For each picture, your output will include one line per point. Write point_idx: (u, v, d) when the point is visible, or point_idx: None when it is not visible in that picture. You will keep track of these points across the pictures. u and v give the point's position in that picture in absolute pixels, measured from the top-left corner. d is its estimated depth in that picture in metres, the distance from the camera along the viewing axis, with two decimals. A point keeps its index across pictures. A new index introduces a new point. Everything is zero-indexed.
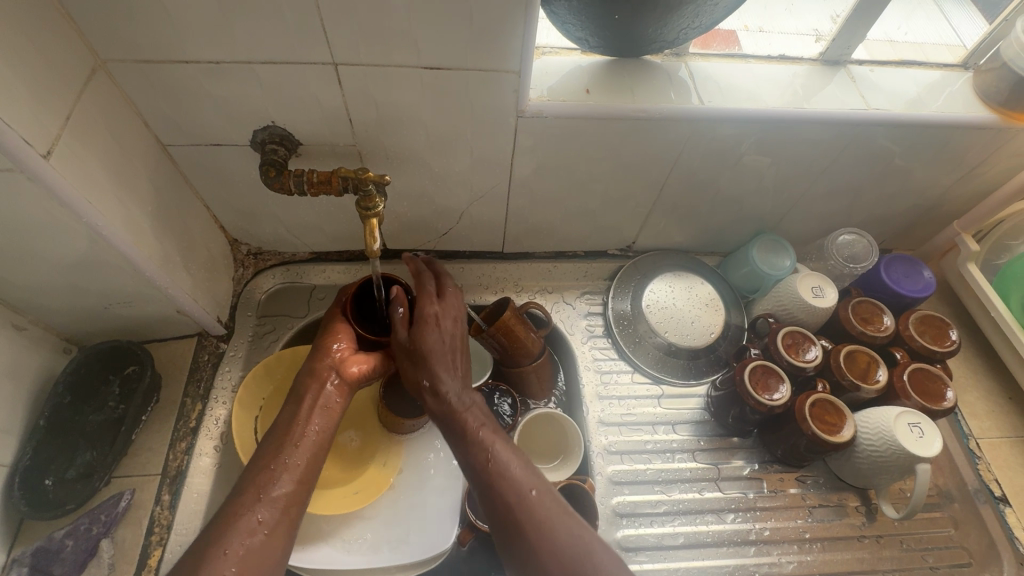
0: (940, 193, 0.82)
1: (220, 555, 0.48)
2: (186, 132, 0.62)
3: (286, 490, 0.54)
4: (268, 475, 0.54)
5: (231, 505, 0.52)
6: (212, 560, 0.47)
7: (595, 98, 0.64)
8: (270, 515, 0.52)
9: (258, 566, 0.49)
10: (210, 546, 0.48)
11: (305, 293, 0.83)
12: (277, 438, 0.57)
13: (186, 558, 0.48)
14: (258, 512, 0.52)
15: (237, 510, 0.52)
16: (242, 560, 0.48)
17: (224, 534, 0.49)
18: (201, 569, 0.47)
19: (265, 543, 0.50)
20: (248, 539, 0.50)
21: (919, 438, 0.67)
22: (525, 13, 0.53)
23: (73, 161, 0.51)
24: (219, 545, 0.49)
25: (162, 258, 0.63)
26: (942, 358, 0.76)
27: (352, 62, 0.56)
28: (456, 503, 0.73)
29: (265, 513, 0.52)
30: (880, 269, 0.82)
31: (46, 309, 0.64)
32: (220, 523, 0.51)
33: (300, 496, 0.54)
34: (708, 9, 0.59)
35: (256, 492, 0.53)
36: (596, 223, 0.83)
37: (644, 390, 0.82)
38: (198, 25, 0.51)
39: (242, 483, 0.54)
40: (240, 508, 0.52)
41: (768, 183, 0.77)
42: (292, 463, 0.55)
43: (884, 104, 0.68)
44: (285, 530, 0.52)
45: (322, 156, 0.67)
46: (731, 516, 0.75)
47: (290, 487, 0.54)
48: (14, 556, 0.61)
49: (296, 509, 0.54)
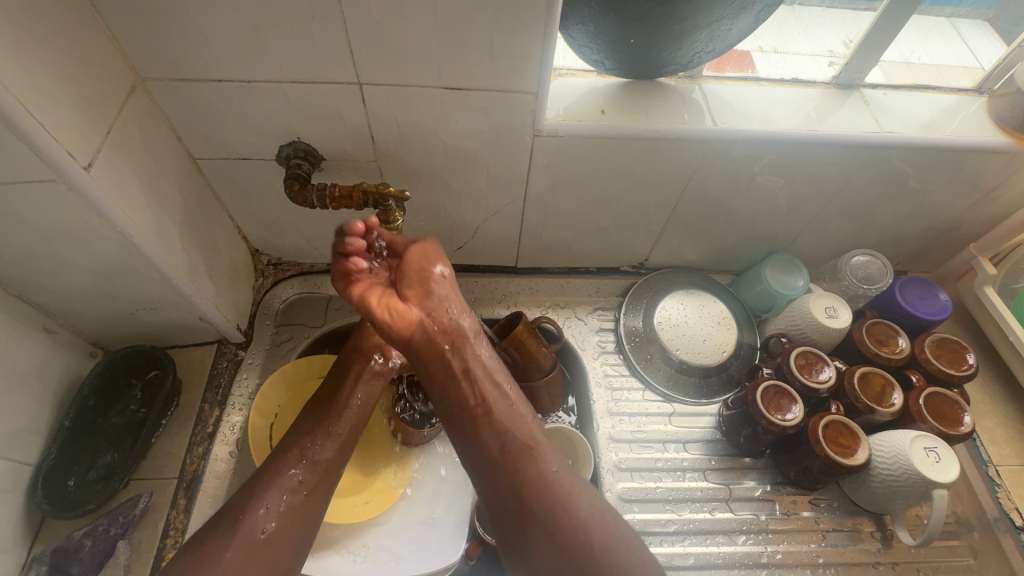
0: (955, 215, 0.82)
1: (262, 509, 0.57)
2: (217, 147, 0.65)
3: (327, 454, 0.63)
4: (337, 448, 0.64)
5: (276, 462, 0.61)
6: (254, 514, 0.57)
7: (610, 118, 0.66)
8: (309, 477, 0.61)
9: (297, 521, 0.59)
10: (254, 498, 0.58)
11: (322, 304, 0.85)
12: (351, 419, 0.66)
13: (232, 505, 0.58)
14: (295, 470, 0.61)
15: (280, 468, 0.60)
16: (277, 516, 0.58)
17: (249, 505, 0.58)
18: (241, 521, 0.56)
19: (304, 500, 0.60)
20: (298, 483, 0.60)
21: (936, 463, 0.66)
22: (543, 36, 0.54)
23: (112, 174, 0.54)
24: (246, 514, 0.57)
25: (188, 267, 0.66)
26: (960, 382, 0.74)
27: (377, 83, 0.58)
28: (464, 519, 0.73)
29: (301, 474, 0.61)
30: (895, 290, 0.81)
31: (76, 313, 0.66)
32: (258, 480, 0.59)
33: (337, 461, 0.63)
34: (722, 33, 0.61)
35: (311, 459, 0.62)
36: (609, 239, 0.84)
37: (656, 408, 0.82)
38: (233, 46, 0.54)
39: (272, 462, 0.61)
40: (299, 461, 0.61)
41: (781, 203, 0.78)
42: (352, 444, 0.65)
43: (897, 126, 0.69)
44: (321, 493, 0.61)
45: (344, 171, 0.69)
46: (742, 538, 0.74)
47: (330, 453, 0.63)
48: (34, 555, 0.63)
49: (329, 475, 0.62)
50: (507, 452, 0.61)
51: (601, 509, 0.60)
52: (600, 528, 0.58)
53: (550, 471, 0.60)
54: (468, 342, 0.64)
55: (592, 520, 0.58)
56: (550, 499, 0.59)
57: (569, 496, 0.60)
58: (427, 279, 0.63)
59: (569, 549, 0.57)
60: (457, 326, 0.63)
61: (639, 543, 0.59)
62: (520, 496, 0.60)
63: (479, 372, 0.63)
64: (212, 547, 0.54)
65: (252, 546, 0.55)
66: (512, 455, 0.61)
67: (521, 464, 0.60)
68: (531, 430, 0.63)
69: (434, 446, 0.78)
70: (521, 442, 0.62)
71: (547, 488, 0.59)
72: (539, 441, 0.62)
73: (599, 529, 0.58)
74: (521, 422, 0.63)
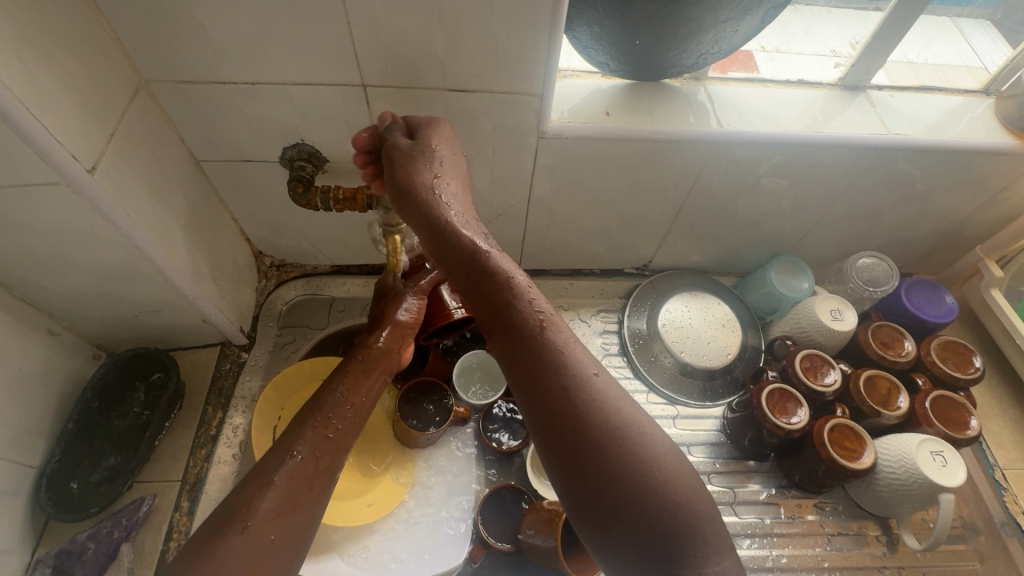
0: (962, 217, 0.81)
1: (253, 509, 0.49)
2: (221, 149, 0.65)
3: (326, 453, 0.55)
4: (344, 415, 0.58)
5: (270, 457, 0.54)
6: (248, 513, 0.49)
7: (615, 120, 0.65)
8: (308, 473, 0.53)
9: (294, 525, 0.50)
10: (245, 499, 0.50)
11: (326, 306, 0.85)
12: (353, 379, 0.61)
13: (232, 495, 0.50)
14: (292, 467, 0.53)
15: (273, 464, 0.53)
16: (285, 496, 0.51)
17: (251, 491, 0.50)
18: (229, 525, 0.48)
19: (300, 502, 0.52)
20: (306, 458, 0.54)
21: (942, 467, 0.66)
22: (549, 37, 0.54)
23: (115, 176, 0.53)
24: (251, 498, 0.50)
25: (192, 268, 0.66)
26: (966, 385, 0.74)
27: (381, 85, 0.58)
28: (468, 522, 0.73)
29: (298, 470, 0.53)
30: (901, 293, 0.81)
31: (80, 315, 0.66)
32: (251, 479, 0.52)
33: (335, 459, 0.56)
34: (728, 35, 0.60)
35: (319, 430, 0.56)
36: (614, 241, 0.84)
37: (660, 410, 0.82)
38: (237, 48, 0.54)
39: (265, 460, 0.54)
40: (303, 436, 0.55)
41: (786, 205, 0.77)
42: (360, 410, 0.60)
43: (904, 128, 0.69)
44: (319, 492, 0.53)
45: (348, 173, 0.69)
46: (747, 541, 0.74)
47: (330, 452, 0.56)
48: (37, 558, 0.62)
49: (337, 448, 0.57)
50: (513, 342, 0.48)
51: (641, 419, 0.46)
52: (638, 440, 0.45)
53: (570, 361, 0.47)
54: (456, 211, 0.51)
55: (629, 433, 0.45)
56: (578, 409, 0.45)
57: (598, 396, 0.46)
58: (409, 147, 0.54)
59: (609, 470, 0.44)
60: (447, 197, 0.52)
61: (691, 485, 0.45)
62: (532, 393, 0.47)
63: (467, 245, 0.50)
64: (199, 551, 0.46)
65: (266, 530, 0.48)
66: (522, 344, 0.48)
67: (529, 353, 0.47)
68: (543, 311, 0.49)
69: (437, 448, 0.78)
70: (532, 327, 0.48)
71: (569, 384, 0.46)
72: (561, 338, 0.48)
73: (638, 441, 0.45)
74: (530, 302, 0.49)
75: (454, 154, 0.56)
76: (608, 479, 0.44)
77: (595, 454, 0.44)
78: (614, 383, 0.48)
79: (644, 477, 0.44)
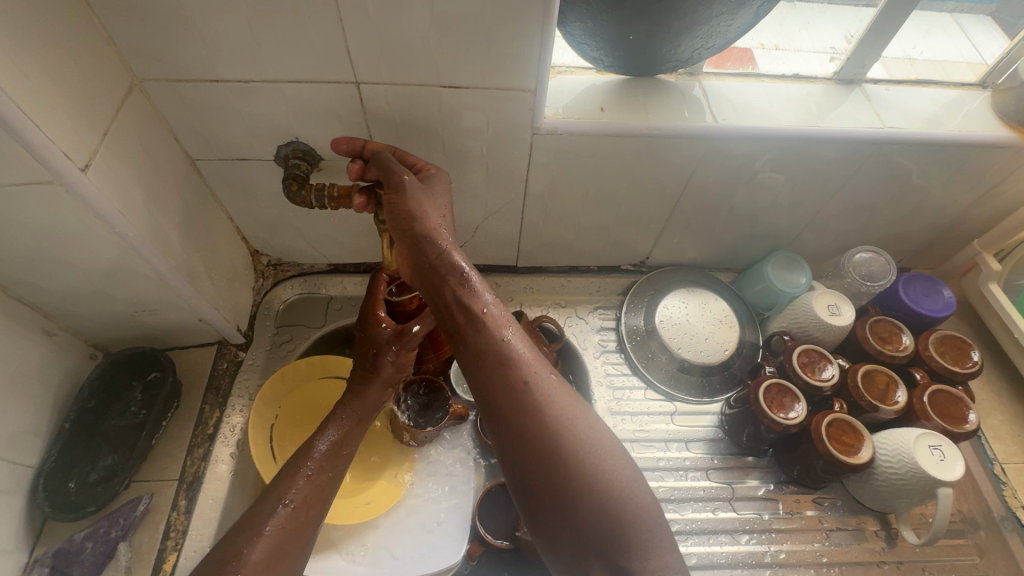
0: (959, 211, 0.81)
1: (238, 558, 0.49)
2: (215, 148, 0.65)
3: (313, 499, 0.55)
4: (334, 465, 0.58)
5: (257, 507, 0.54)
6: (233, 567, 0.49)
7: (609, 116, 0.65)
8: (293, 521, 0.53)
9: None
10: (233, 549, 0.50)
11: (322, 304, 0.85)
12: (345, 429, 0.60)
13: (221, 545, 0.51)
14: (277, 517, 0.53)
15: (259, 513, 0.53)
16: (274, 549, 0.51)
17: (241, 540, 0.51)
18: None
19: (284, 550, 0.52)
20: (296, 507, 0.54)
21: (940, 461, 0.65)
22: (541, 33, 0.54)
23: (108, 175, 0.53)
24: (241, 548, 0.50)
25: (187, 268, 0.66)
26: (964, 379, 0.74)
27: (374, 82, 0.58)
28: (466, 519, 0.73)
29: (284, 519, 0.53)
30: (898, 287, 0.81)
31: (76, 315, 0.66)
32: (238, 529, 0.52)
33: (319, 506, 0.56)
34: (722, 29, 0.60)
35: (311, 479, 0.56)
36: (610, 238, 0.84)
37: (657, 407, 0.82)
38: (229, 46, 0.54)
39: (252, 511, 0.53)
40: (293, 484, 0.55)
41: (783, 200, 0.77)
42: (350, 460, 0.60)
43: (899, 122, 0.69)
44: (303, 537, 0.53)
45: (343, 171, 0.69)
46: (745, 537, 0.73)
47: (315, 499, 0.56)
48: (35, 557, 0.63)
49: (326, 497, 0.57)
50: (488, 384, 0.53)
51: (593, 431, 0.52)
52: (586, 446, 0.51)
53: (527, 375, 0.52)
54: (437, 239, 0.56)
55: (580, 442, 0.51)
56: (538, 416, 0.51)
57: (551, 408, 0.52)
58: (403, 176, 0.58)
59: (563, 471, 0.50)
60: (432, 223, 0.57)
61: (638, 487, 0.51)
62: (496, 410, 0.52)
63: (449, 276, 0.55)
64: None
65: None
66: (484, 360, 0.53)
67: (494, 366, 0.53)
68: (522, 352, 0.54)
69: (434, 446, 0.77)
70: (495, 347, 0.53)
71: (538, 425, 0.51)
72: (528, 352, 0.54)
73: (588, 451, 0.51)
74: (496, 323, 0.54)
75: (440, 204, 0.60)
76: (562, 480, 0.50)
77: (546, 459, 0.50)
78: (568, 395, 0.53)
79: (591, 484, 0.49)
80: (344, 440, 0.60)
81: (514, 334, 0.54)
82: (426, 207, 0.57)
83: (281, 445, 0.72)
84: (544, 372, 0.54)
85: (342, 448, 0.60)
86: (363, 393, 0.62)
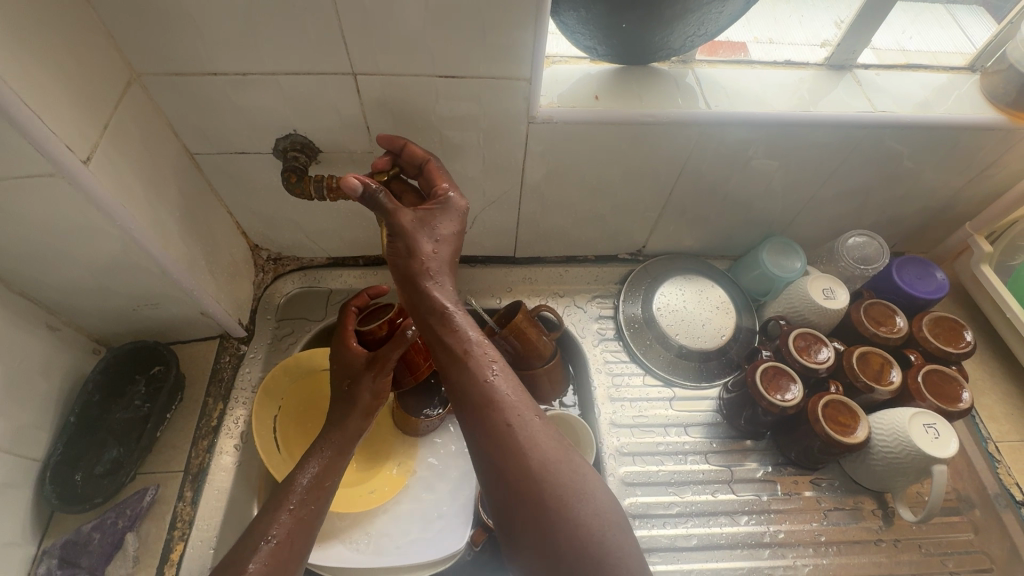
0: (950, 194, 0.82)
1: None
2: (213, 141, 0.65)
3: (295, 536, 0.56)
4: (317, 497, 0.59)
5: (239, 546, 0.54)
6: None
7: (603, 104, 0.66)
8: (275, 559, 0.54)
9: None
10: None
11: (323, 298, 0.86)
12: (326, 461, 0.61)
13: None
14: (259, 554, 0.53)
15: (241, 552, 0.54)
16: None
17: None
18: None
19: None
20: (278, 542, 0.54)
21: (935, 439, 0.66)
22: (535, 21, 0.55)
23: (108, 167, 0.54)
24: None
25: (188, 260, 0.66)
26: (958, 359, 0.75)
27: (370, 72, 0.59)
28: (469, 505, 0.74)
29: (266, 557, 0.53)
30: (892, 270, 0.82)
31: (79, 310, 0.67)
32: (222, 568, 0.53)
33: (302, 542, 0.56)
34: (714, 16, 0.61)
35: (292, 513, 0.57)
36: (607, 227, 0.85)
37: (656, 392, 0.83)
38: (227, 38, 0.54)
39: (234, 550, 0.54)
40: (276, 520, 0.56)
41: (777, 187, 0.78)
42: (333, 491, 0.60)
43: (890, 105, 0.70)
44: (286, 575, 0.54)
45: (341, 163, 0.70)
46: (744, 518, 0.75)
47: (297, 534, 0.56)
48: (44, 549, 0.63)
49: (309, 529, 0.57)
50: (474, 420, 0.57)
51: (574, 468, 0.56)
52: (566, 480, 0.55)
53: (513, 414, 0.57)
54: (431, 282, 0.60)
55: (561, 475, 0.55)
56: (521, 452, 0.55)
57: (535, 445, 0.56)
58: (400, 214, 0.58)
59: (542, 501, 0.54)
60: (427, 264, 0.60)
61: (613, 521, 0.55)
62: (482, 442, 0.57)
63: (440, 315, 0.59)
64: None
65: None
66: (470, 397, 0.58)
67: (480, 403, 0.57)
68: (506, 393, 0.58)
69: (436, 435, 0.78)
70: (482, 386, 0.58)
71: (522, 465, 0.55)
72: (513, 392, 0.58)
73: (567, 486, 0.55)
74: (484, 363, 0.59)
75: (436, 235, 0.61)
76: (541, 509, 0.54)
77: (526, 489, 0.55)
78: (550, 433, 0.58)
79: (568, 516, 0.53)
80: (324, 473, 0.61)
81: (499, 375, 0.58)
82: (421, 246, 0.60)
83: (283, 436, 0.72)
84: (530, 412, 0.58)
85: (325, 480, 0.60)
86: (342, 423, 0.64)
